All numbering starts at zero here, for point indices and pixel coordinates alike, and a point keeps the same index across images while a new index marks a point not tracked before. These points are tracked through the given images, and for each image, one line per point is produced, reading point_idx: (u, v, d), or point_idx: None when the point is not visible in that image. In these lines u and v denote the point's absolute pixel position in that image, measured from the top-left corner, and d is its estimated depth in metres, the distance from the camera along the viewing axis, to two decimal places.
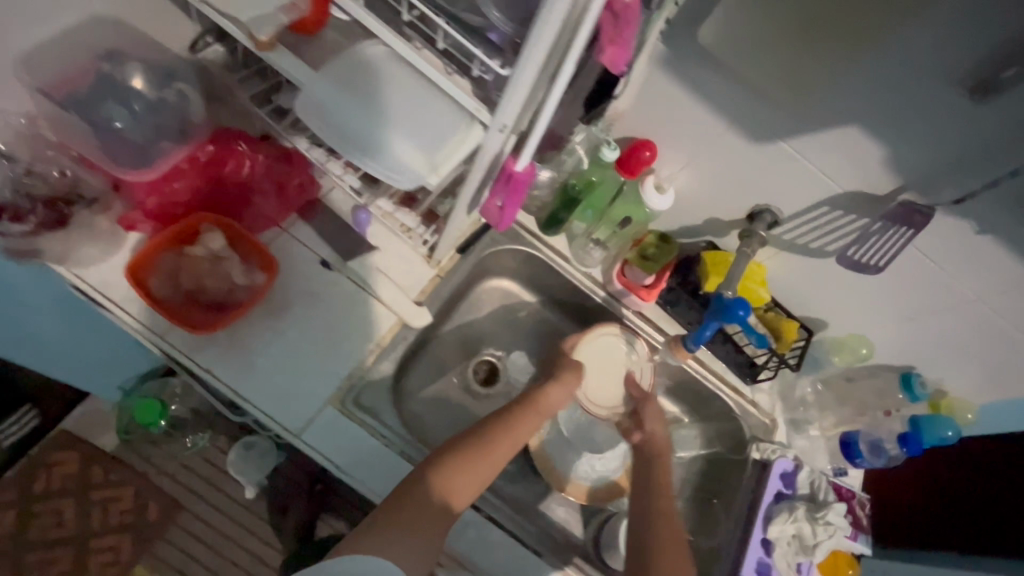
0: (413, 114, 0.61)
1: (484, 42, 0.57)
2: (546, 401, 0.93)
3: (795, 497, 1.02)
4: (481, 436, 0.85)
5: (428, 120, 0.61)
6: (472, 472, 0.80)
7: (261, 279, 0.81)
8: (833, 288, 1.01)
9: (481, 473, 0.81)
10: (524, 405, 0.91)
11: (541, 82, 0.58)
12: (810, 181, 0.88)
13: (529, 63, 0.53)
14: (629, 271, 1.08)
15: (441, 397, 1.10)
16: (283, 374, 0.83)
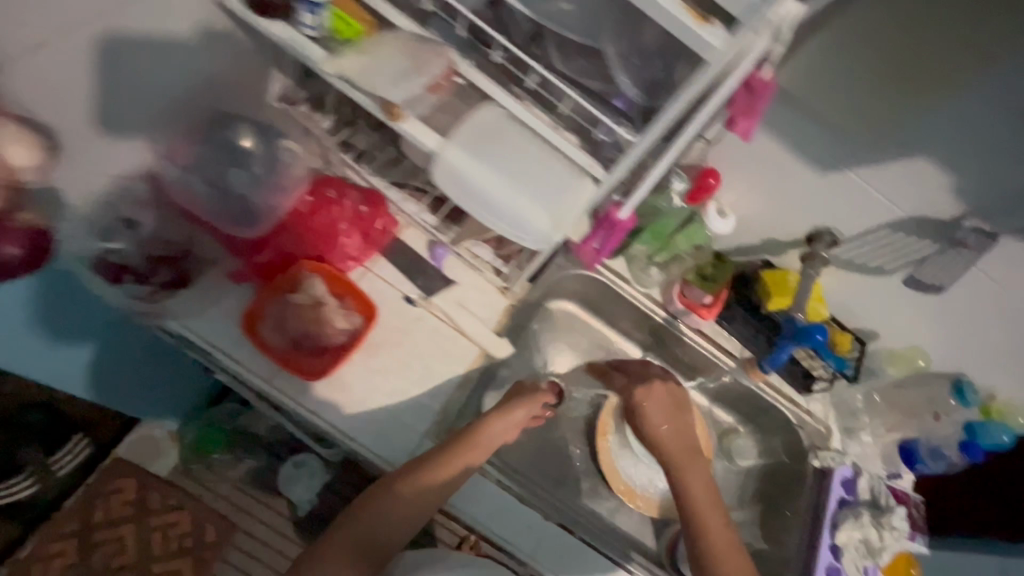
0: (535, 175, 0.64)
1: (609, 107, 0.60)
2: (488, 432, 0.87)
3: (857, 502, 1.06)
4: (398, 484, 0.81)
5: (549, 180, 0.64)
6: (395, 513, 0.80)
7: (360, 321, 0.85)
8: (889, 302, 1.06)
9: (405, 515, 0.80)
10: (450, 444, 0.83)
11: (659, 142, 0.62)
12: (873, 206, 0.93)
13: (661, 129, 0.57)
14: (690, 291, 1.11)
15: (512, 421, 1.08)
16: (381, 410, 0.86)
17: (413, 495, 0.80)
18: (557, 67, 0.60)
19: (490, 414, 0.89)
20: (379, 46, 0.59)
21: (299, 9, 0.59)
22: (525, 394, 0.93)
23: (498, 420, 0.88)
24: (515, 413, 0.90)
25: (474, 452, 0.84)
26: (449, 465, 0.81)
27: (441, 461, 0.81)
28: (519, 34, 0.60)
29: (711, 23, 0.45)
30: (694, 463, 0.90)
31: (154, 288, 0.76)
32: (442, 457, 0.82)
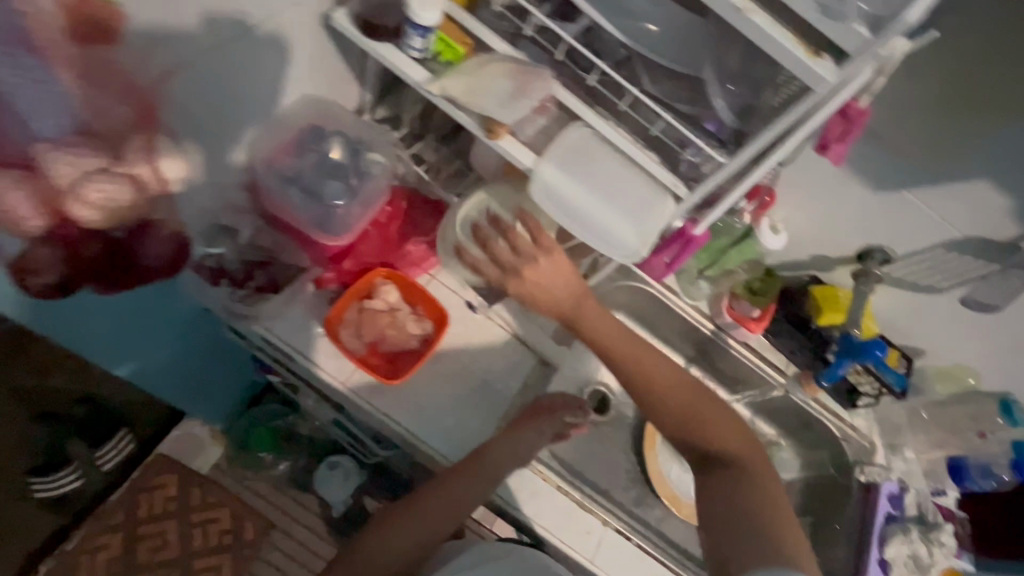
0: (621, 194, 0.68)
1: (699, 129, 0.64)
2: (484, 457, 0.84)
3: (904, 518, 1.07)
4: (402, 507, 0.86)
5: (634, 198, 0.68)
6: (401, 532, 0.85)
7: (431, 327, 0.88)
8: (937, 320, 1.08)
9: (410, 534, 0.85)
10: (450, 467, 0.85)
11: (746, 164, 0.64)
12: (930, 227, 0.94)
13: (753, 153, 0.60)
14: (739, 304, 1.13)
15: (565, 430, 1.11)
16: (448, 414, 0.89)
17: (423, 511, 0.84)
18: (649, 90, 0.64)
19: (495, 436, 0.86)
20: (482, 71, 0.63)
21: (410, 33, 0.62)
22: (547, 410, 0.90)
23: (511, 436, 0.86)
24: (520, 436, 0.86)
25: (474, 475, 0.83)
26: (451, 489, 0.83)
27: (441, 479, 0.84)
28: (612, 58, 0.64)
29: (822, 58, 0.48)
30: (592, 302, 0.82)
31: (249, 292, 0.78)
32: (442, 482, 0.84)
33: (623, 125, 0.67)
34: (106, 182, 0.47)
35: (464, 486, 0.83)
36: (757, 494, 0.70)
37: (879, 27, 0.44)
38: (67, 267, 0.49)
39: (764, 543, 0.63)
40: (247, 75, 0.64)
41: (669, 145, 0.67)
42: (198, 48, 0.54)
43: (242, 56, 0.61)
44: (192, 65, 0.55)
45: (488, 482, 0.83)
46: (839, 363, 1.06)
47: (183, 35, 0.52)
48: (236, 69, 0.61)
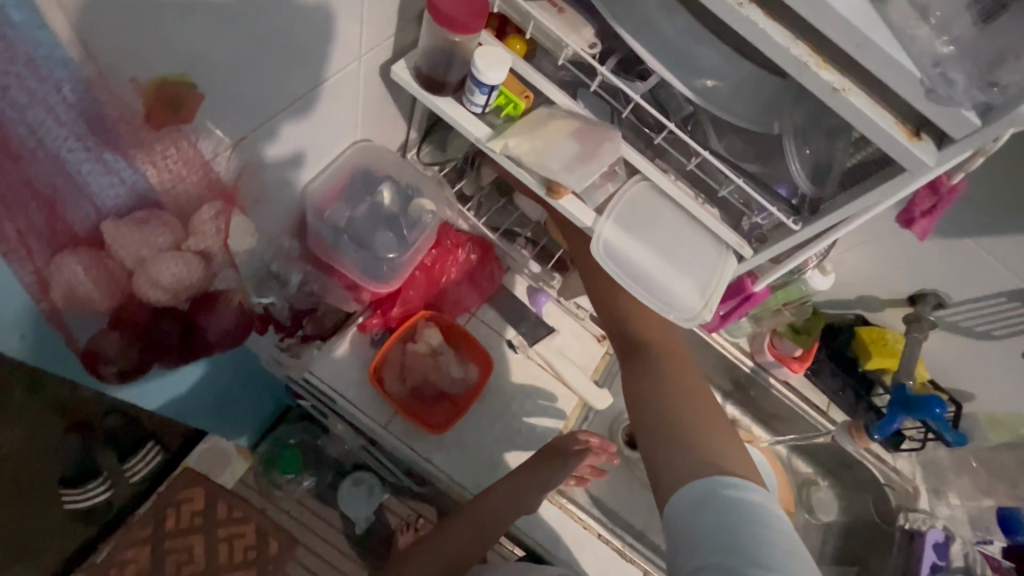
0: (679, 251, 0.67)
1: (771, 193, 0.61)
2: (487, 500, 0.81)
3: (950, 569, 1.03)
4: (417, 552, 0.86)
5: (692, 256, 0.67)
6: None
7: (475, 370, 0.87)
8: (990, 368, 1.05)
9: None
10: (454, 512, 0.84)
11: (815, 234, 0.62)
12: (992, 277, 0.91)
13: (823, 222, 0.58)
14: (781, 343, 1.11)
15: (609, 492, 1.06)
16: (489, 460, 0.88)
17: (432, 554, 0.83)
18: (716, 149, 0.61)
19: (497, 481, 0.82)
20: (549, 130, 0.63)
21: (473, 89, 0.60)
22: (562, 461, 0.82)
23: (517, 481, 0.81)
24: (520, 480, 0.81)
25: (474, 520, 0.81)
26: (455, 533, 0.82)
27: (447, 524, 0.84)
28: (678, 115, 0.61)
29: (922, 140, 0.46)
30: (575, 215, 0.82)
31: (298, 339, 0.81)
32: (449, 524, 0.84)
33: (688, 182, 0.65)
34: (178, 262, 0.45)
35: (468, 531, 0.81)
36: (669, 381, 0.78)
37: (989, 115, 0.42)
38: (139, 349, 0.48)
39: (691, 444, 0.68)
40: (296, 81, 0.56)
41: (737, 207, 0.65)
42: (235, 48, 0.47)
43: (294, 68, 0.55)
44: (232, 70, 0.48)
45: (490, 526, 0.80)
46: (892, 417, 1.00)
47: (223, 34, 0.45)
48: (283, 71, 0.53)
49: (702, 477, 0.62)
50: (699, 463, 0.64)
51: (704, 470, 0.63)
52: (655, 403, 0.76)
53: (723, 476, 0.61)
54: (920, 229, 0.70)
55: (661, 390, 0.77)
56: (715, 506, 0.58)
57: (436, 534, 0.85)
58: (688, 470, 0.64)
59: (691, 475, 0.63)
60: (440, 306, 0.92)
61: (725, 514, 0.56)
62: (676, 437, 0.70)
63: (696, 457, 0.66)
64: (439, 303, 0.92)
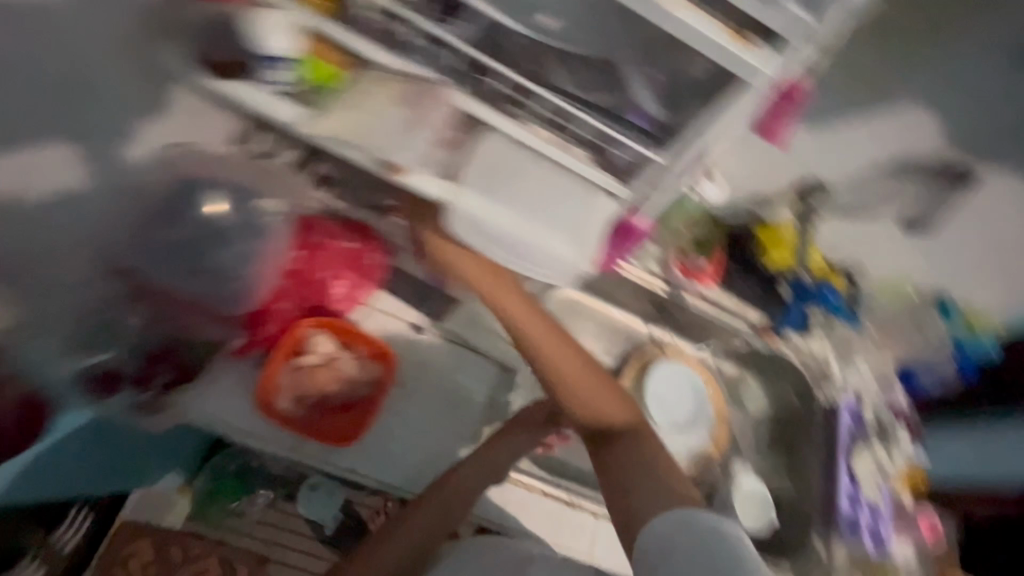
0: (549, 207, 0.61)
1: (624, 124, 0.56)
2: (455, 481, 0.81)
3: (865, 428, 1.14)
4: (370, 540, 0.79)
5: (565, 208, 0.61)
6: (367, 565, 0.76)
7: (378, 367, 0.83)
8: (876, 239, 1.11)
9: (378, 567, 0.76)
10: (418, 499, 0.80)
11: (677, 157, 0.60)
12: (864, 153, 0.95)
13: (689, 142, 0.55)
14: (686, 258, 1.12)
15: None
16: (417, 449, 0.85)
17: (389, 548, 0.77)
18: (563, 87, 0.55)
19: (462, 462, 0.83)
20: (377, 92, 0.56)
21: (263, 67, 0.54)
22: (518, 435, 0.85)
23: (483, 458, 0.82)
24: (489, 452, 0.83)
25: (441, 501, 0.80)
26: (420, 520, 0.78)
27: (406, 514, 0.79)
28: (515, 55, 0.54)
29: (759, 46, 0.46)
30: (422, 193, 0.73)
31: (157, 391, 0.73)
32: (412, 514, 0.79)
33: (545, 130, 0.60)
34: None
35: (432, 515, 0.79)
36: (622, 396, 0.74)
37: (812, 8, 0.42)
38: None
39: (648, 463, 0.64)
40: None
41: (597, 145, 0.61)
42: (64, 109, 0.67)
43: None
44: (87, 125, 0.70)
45: (458, 509, 0.80)
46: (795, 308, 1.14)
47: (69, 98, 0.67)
48: None
49: (667, 504, 0.57)
50: (656, 487, 0.60)
51: (663, 490, 0.59)
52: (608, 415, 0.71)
53: (686, 507, 0.56)
54: (772, 137, 0.72)
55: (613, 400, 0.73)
56: (684, 545, 0.52)
57: (392, 526, 0.78)
58: (647, 489, 0.60)
59: (653, 497, 0.59)
60: (328, 305, 0.84)
61: (712, 546, 0.52)
62: (630, 451, 0.66)
63: (652, 479, 0.62)
64: (326, 305, 0.84)
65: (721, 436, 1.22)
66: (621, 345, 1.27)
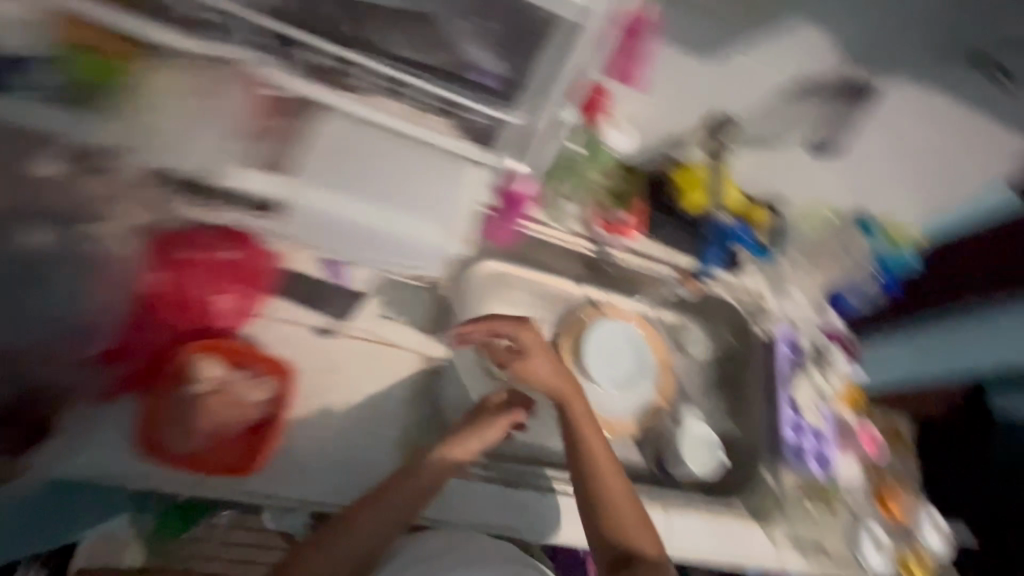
0: (400, 192, 0.64)
1: (462, 81, 0.57)
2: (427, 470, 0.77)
3: (802, 356, 1.17)
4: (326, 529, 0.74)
5: (414, 195, 0.64)
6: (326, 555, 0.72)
7: (277, 384, 0.76)
8: (789, 166, 1.08)
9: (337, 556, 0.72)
10: (383, 487, 0.75)
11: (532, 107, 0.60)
12: (762, 79, 0.90)
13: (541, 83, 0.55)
14: (607, 212, 1.07)
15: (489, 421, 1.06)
16: (337, 460, 0.79)
17: (351, 539, 0.73)
18: (402, 57, 0.56)
19: (433, 450, 0.80)
20: (198, 84, 0.56)
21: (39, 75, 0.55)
22: (490, 421, 0.85)
23: (456, 446, 0.81)
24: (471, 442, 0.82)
25: (409, 490, 0.75)
26: (388, 510, 0.74)
27: (370, 504, 0.74)
28: None
29: None
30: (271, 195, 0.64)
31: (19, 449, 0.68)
32: (377, 504, 0.74)
33: (394, 104, 0.59)
34: None
35: (398, 505, 0.75)
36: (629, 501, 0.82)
37: None
38: None
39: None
40: None
41: (440, 108, 0.60)
42: None
43: None
44: None
45: (425, 499, 0.77)
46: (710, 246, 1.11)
47: None
48: None
49: None
50: None
51: None
52: (620, 526, 0.80)
53: None
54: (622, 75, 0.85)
55: (626, 515, 0.81)
56: None
57: (353, 517, 0.73)
58: None
59: None
60: (213, 324, 0.77)
61: None
62: None
63: None
64: (209, 324, 0.77)
65: (666, 386, 1.20)
66: (556, 311, 1.21)
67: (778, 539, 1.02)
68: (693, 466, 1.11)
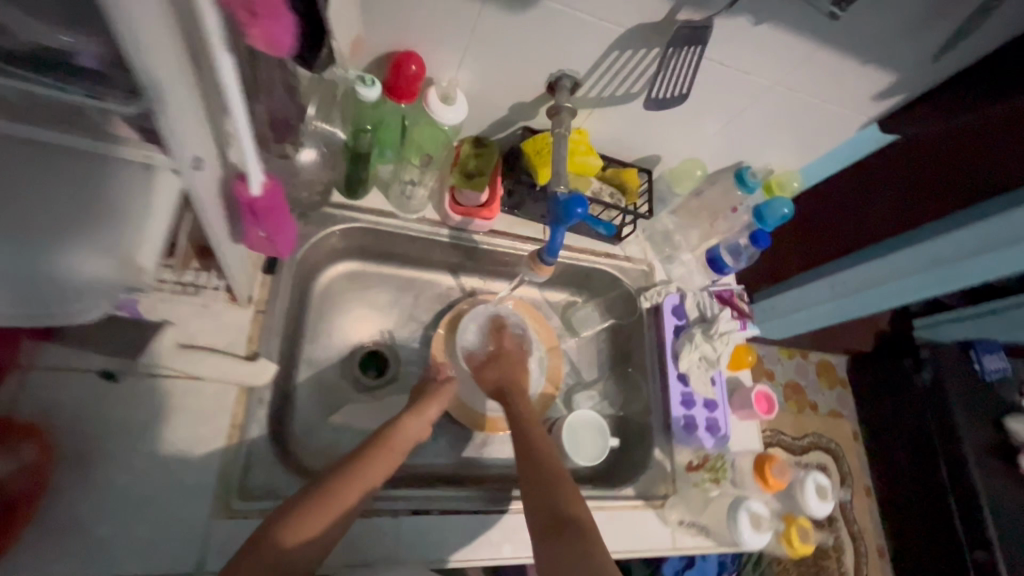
0: (50, 228, 0.45)
1: (67, 66, 0.37)
2: (401, 438, 0.80)
3: (689, 324, 1.11)
4: (307, 497, 0.67)
5: (79, 228, 0.46)
6: (314, 524, 0.65)
7: (30, 450, 0.66)
8: (652, 125, 0.99)
9: (323, 525, 0.66)
10: (369, 449, 0.75)
11: (208, 82, 0.44)
12: (591, 33, 0.78)
13: (199, 73, 0.43)
14: (462, 196, 0.96)
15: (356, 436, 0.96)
16: (138, 521, 0.70)
17: (333, 505, 0.67)
18: None
19: (403, 416, 0.84)
20: None
21: None
22: (434, 391, 0.90)
23: (422, 413, 0.85)
24: (429, 410, 0.86)
25: (390, 450, 0.77)
26: (374, 466, 0.73)
27: (359, 464, 0.72)
28: None
29: None
30: None
31: None
32: (365, 462, 0.73)
33: (26, 102, 0.40)
34: None
35: (379, 468, 0.74)
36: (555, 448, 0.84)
37: None
38: None
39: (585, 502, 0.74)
40: None
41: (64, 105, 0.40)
42: None
43: None
44: None
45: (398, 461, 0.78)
46: (554, 232, 0.93)
47: None
48: None
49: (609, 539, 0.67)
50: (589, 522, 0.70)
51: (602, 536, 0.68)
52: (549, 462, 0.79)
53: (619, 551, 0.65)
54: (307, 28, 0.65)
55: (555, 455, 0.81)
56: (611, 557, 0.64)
57: (335, 481, 0.69)
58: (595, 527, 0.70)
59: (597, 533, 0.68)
60: None
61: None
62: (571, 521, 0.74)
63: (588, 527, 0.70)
64: None
65: (556, 371, 1.10)
66: (431, 306, 1.08)
67: (671, 520, 0.97)
68: (585, 455, 1.00)
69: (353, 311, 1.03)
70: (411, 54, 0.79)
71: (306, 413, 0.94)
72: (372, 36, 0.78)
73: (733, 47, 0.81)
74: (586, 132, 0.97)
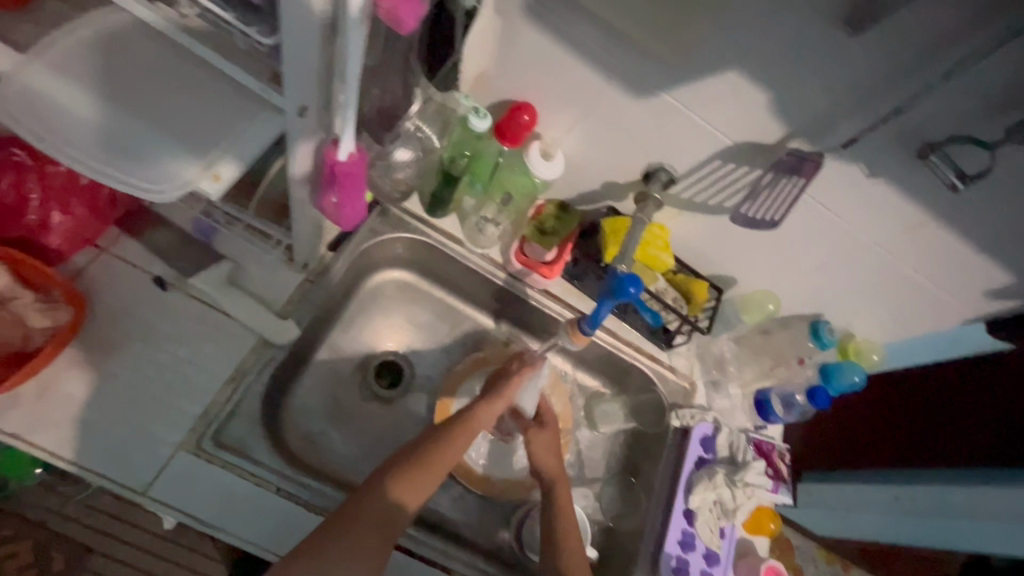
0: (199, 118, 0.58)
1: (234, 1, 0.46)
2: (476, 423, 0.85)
3: (715, 461, 1.00)
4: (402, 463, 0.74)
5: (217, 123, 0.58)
6: (413, 487, 0.72)
7: (65, 315, 0.74)
8: (736, 244, 0.97)
9: (420, 489, 0.73)
10: (447, 430, 0.81)
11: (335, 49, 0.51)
12: (695, 135, 0.81)
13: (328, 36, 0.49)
14: (529, 248, 0.98)
15: (341, 434, 0.95)
16: (116, 421, 0.72)
17: (428, 472, 0.75)
18: None
19: (477, 404, 0.88)
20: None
21: None
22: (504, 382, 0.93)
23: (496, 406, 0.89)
24: (500, 403, 0.90)
25: (466, 430, 0.83)
26: (456, 447, 0.80)
27: (443, 443, 0.78)
28: None
29: None
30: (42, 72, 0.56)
31: None
32: (448, 440, 0.80)
33: (196, 20, 0.49)
34: None
35: (457, 446, 0.80)
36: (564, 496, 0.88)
37: None
38: None
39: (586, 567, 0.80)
40: None
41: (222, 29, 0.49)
42: None
43: None
44: None
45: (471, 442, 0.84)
46: (601, 304, 0.90)
47: None
48: None
49: None
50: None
51: None
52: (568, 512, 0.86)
53: None
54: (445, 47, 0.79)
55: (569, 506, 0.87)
56: None
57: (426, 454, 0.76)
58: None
59: None
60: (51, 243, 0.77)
61: None
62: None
63: None
64: (30, 234, 0.76)
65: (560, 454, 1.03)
66: (463, 341, 1.08)
67: None
68: None
69: (390, 318, 1.04)
70: (529, 105, 0.84)
71: (308, 393, 0.95)
72: (499, 80, 0.86)
73: (838, 192, 0.79)
74: (666, 229, 0.96)
